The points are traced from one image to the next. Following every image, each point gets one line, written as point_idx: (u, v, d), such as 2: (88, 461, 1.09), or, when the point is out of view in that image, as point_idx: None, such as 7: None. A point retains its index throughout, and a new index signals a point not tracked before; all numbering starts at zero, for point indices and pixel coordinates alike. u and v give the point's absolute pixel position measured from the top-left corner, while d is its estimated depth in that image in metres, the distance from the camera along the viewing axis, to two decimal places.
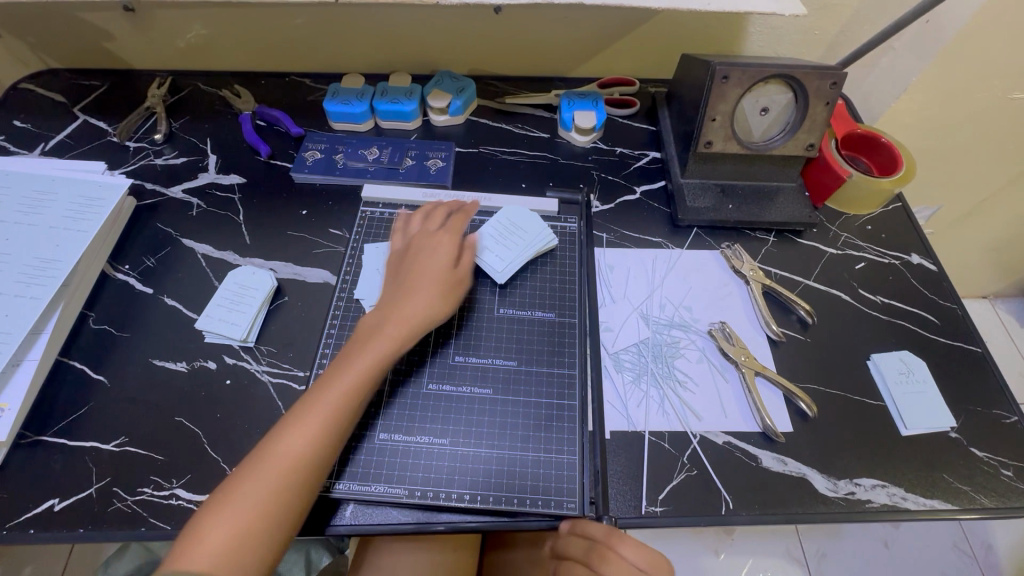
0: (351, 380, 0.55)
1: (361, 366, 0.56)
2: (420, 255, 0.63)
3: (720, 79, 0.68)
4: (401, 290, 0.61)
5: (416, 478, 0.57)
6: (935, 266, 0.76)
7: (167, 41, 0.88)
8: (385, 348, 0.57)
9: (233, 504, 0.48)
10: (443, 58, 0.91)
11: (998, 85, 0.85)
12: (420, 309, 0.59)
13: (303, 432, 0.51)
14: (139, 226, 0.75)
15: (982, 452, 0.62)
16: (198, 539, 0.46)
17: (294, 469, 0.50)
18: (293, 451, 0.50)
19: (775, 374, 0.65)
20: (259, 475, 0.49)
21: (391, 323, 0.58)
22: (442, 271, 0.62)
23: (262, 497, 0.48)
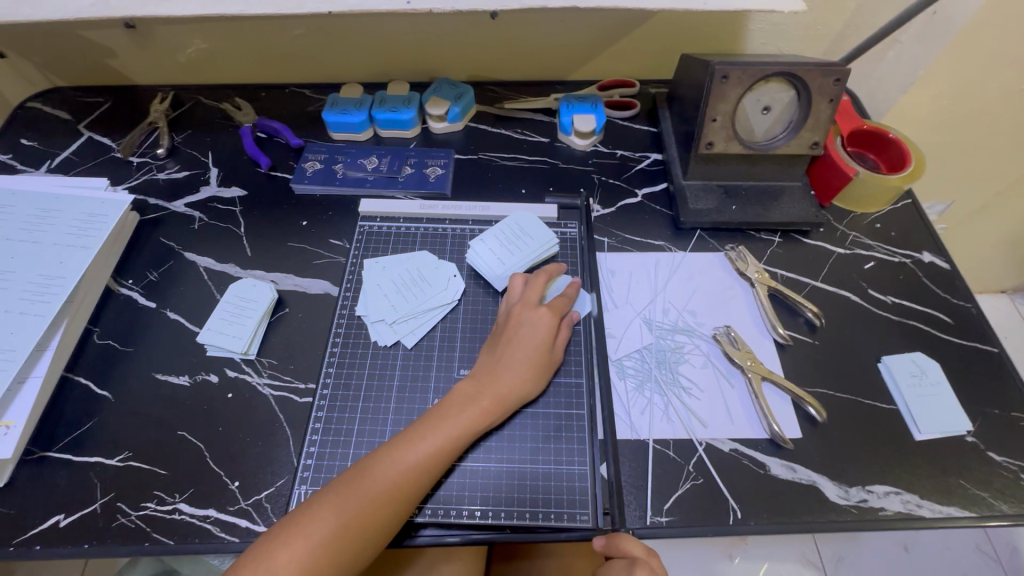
0: (439, 437, 0.54)
1: (451, 429, 0.55)
2: (524, 329, 0.61)
3: (720, 79, 0.67)
4: (498, 367, 0.59)
5: (438, 497, 0.56)
6: (948, 264, 0.74)
7: (168, 57, 0.89)
8: (479, 423, 0.56)
9: (307, 536, 0.48)
10: (440, 65, 0.91)
11: (1009, 75, 0.83)
12: (520, 393, 0.58)
13: (389, 474, 0.51)
14: (142, 240, 0.76)
15: (1001, 456, 0.60)
16: (268, 560, 0.46)
17: (372, 508, 0.50)
18: (370, 494, 0.50)
19: (782, 378, 0.64)
20: (336, 512, 0.49)
21: (487, 399, 0.57)
22: (544, 353, 0.60)
23: (335, 537, 0.48)
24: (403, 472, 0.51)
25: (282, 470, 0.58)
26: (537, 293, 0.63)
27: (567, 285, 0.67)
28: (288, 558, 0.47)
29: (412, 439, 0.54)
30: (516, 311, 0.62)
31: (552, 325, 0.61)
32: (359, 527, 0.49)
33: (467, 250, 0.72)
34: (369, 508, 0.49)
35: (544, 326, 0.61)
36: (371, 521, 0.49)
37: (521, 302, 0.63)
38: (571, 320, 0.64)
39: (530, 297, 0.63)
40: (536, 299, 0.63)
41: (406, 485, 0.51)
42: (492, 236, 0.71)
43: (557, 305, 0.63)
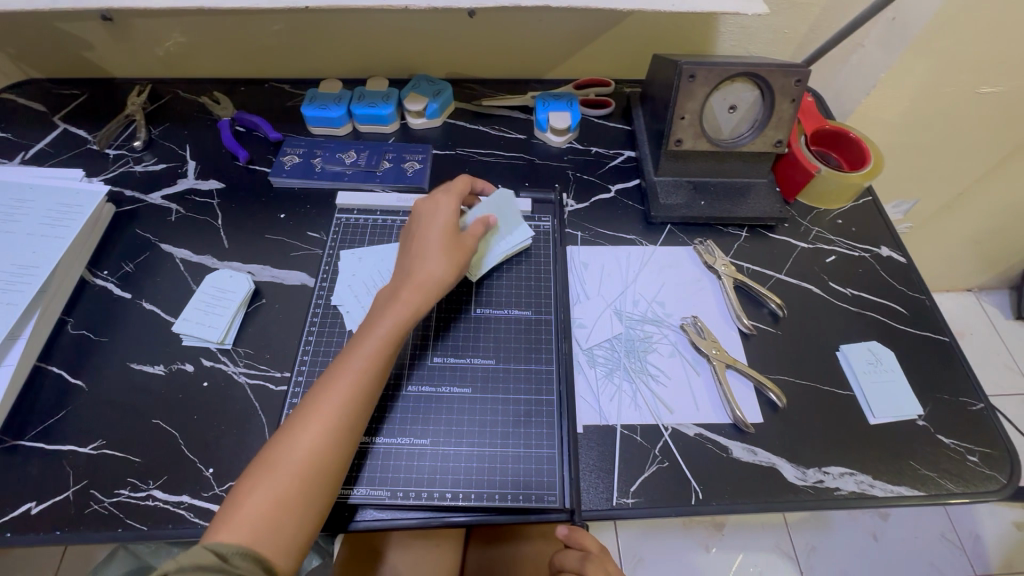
0: (373, 345, 0.56)
1: (382, 334, 0.57)
2: (435, 217, 0.66)
3: (687, 78, 0.69)
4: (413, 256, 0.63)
5: (373, 475, 0.57)
6: (904, 258, 0.77)
7: (146, 50, 0.89)
8: (406, 316, 0.59)
9: (274, 468, 0.49)
10: (420, 62, 0.93)
11: (964, 79, 0.87)
12: (436, 276, 0.61)
13: (336, 398, 0.53)
14: (118, 232, 0.76)
15: (949, 439, 0.63)
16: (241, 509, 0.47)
17: (327, 433, 0.51)
18: (321, 418, 0.52)
19: (746, 366, 0.66)
20: (295, 440, 0.51)
21: (405, 291, 0.60)
22: (449, 238, 0.64)
23: (300, 463, 0.50)
24: (344, 391, 0.53)
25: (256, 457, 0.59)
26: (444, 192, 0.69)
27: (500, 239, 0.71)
28: (258, 494, 0.48)
29: (348, 356, 0.56)
30: (420, 210, 0.68)
31: (450, 216, 0.66)
32: (317, 451, 0.51)
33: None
34: (322, 432, 0.51)
35: (446, 216, 0.66)
36: (324, 441, 0.51)
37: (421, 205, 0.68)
38: (484, 220, 0.68)
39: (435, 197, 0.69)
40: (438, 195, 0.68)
41: (350, 401, 0.53)
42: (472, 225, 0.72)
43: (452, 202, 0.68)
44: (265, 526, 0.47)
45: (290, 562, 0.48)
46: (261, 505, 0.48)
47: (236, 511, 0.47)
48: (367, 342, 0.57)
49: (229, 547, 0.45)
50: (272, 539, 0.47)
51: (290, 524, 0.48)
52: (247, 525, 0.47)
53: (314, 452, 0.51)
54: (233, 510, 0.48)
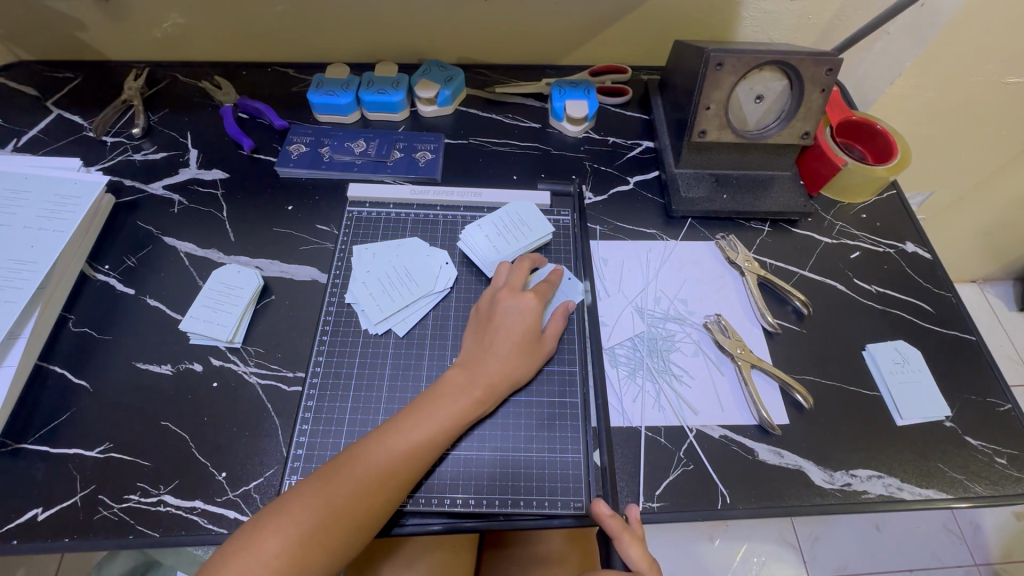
0: (428, 428, 0.53)
1: (442, 416, 0.54)
2: (522, 319, 0.60)
3: (715, 66, 0.66)
4: (491, 347, 0.59)
5: (426, 487, 0.55)
6: (930, 254, 0.75)
7: (143, 31, 0.85)
8: (470, 410, 0.55)
9: (297, 524, 0.46)
10: (430, 46, 0.89)
11: (991, 68, 0.85)
12: (508, 379, 0.58)
13: (406, 442, 0.52)
14: (119, 224, 0.73)
15: (977, 441, 0.62)
16: (283, 518, 0.46)
17: (359, 503, 0.48)
18: (363, 479, 0.49)
19: (771, 366, 0.65)
20: (327, 501, 0.47)
21: (475, 384, 0.56)
22: (530, 339, 0.60)
23: (325, 530, 0.47)
24: (389, 471, 0.50)
25: (270, 461, 0.57)
26: (522, 278, 0.63)
27: (550, 272, 0.67)
28: (276, 546, 0.45)
29: (405, 427, 0.53)
30: (501, 298, 0.61)
31: (537, 317, 0.61)
32: (344, 518, 0.48)
33: (460, 236, 0.71)
34: (358, 496, 0.49)
35: (530, 315, 0.60)
36: (356, 512, 0.48)
37: (504, 294, 0.61)
38: (564, 308, 0.64)
39: (514, 283, 0.63)
40: (520, 284, 0.63)
41: (392, 477, 0.50)
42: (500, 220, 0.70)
43: (542, 294, 0.63)
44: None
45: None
46: (275, 561, 0.44)
47: (250, 560, 0.44)
48: (426, 428, 0.53)
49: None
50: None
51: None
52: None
53: (343, 521, 0.47)
54: (247, 555, 0.44)
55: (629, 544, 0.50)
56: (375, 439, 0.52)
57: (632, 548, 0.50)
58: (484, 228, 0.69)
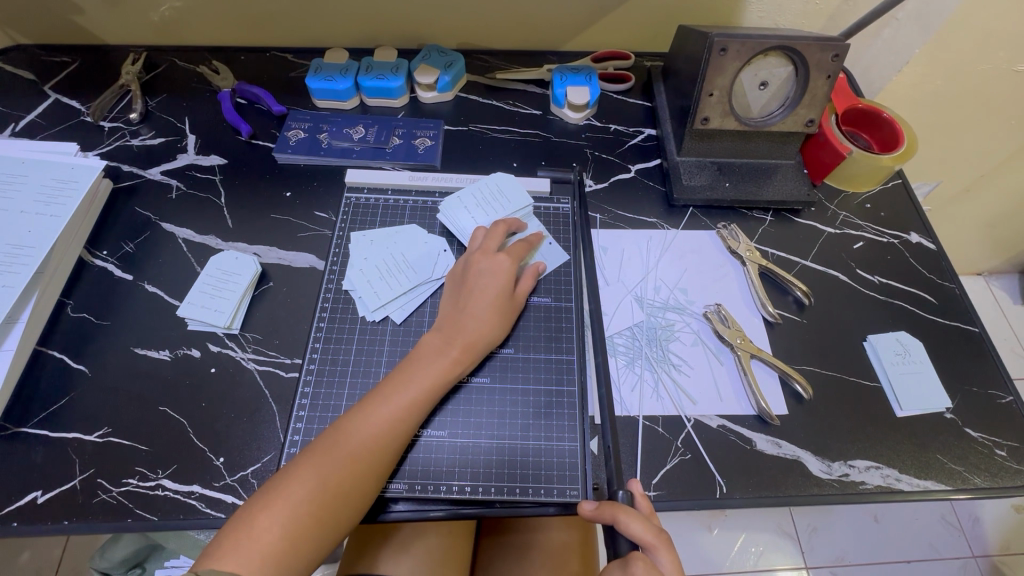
0: (408, 394, 0.53)
1: (423, 382, 0.54)
2: (496, 279, 0.60)
3: (718, 52, 0.65)
4: (467, 307, 0.59)
5: (410, 472, 0.55)
6: (935, 245, 0.74)
7: (140, 15, 0.84)
8: (449, 372, 0.56)
9: (291, 500, 0.46)
10: (430, 31, 0.88)
11: (1001, 56, 0.83)
12: (484, 339, 0.58)
13: (392, 409, 0.52)
14: (116, 210, 0.72)
15: (977, 432, 0.61)
16: (278, 496, 0.46)
17: (350, 473, 0.49)
18: (354, 451, 0.49)
19: (770, 356, 0.64)
20: (317, 474, 0.48)
21: (451, 346, 0.57)
22: (503, 299, 0.60)
23: (318, 503, 0.47)
24: (375, 438, 0.51)
25: (268, 447, 0.57)
26: (497, 241, 0.63)
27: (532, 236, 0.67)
28: (271, 523, 0.45)
29: (387, 396, 0.53)
30: (475, 260, 0.61)
31: (510, 277, 0.61)
32: (336, 490, 0.48)
33: (439, 210, 0.71)
34: (350, 467, 0.49)
35: (503, 275, 0.60)
36: (347, 482, 0.48)
37: (478, 258, 0.62)
38: (535, 270, 0.64)
39: (489, 246, 0.63)
40: (494, 247, 0.63)
41: (379, 445, 0.51)
42: (483, 198, 0.70)
43: (515, 256, 0.63)
44: (271, 566, 0.44)
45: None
46: (272, 538, 0.44)
47: (244, 541, 0.44)
48: (408, 394, 0.54)
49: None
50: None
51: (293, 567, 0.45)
52: (255, 560, 0.43)
53: (335, 492, 0.48)
54: (242, 536, 0.44)
55: (629, 520, 0.48)
56: (357, 411, 0.52)
57: (633, 523, 0.48)
58: (465, 206, 0.69)
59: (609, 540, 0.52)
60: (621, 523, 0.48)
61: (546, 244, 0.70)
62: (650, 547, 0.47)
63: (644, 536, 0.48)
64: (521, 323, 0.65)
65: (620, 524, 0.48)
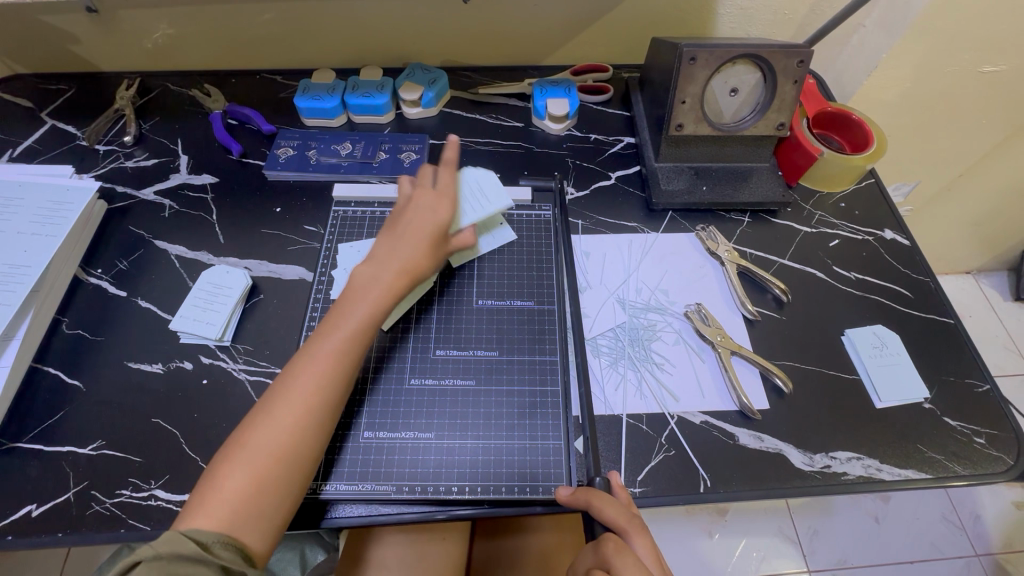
0: (348, 331, 0.55)
1: (353, 321, 0.56)
2: (393, 239, 0.62)
3: (688, 61, 0.68)
4: (402, 230, 0.63)
5: (339, 470, 0.56)
6: (908, 240, 0.76)
7: (134, 43, 0.87)
8: (386, 297, 0.58)
9: (248, 453, 0.48)
10: (414, 51, 0.91)
11: (966, 57, 0.86)
12: (421, 270, 0.61)
13: (326, 352, 0.54)
14: (110, 229, 0.74)
15: (956, 421, 0.63)
16: (242, 448, 0.49)
17: (311, 403, 0.51)
18: (302, 399, 0.51)
19: (751, 353, 0.66)
20: (271, 425, 0.50)
21: (391, 272, 0.59)
22: (438, 235, 0.64)
23: (277, 448, 0.49)
24: (330, 359, 0.53)
25: None
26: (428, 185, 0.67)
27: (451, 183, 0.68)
28: (238, 477, 0.47)
29: (319, 345, 0.54)
30: (409, 201, 0.66)
31: (439, 215, 0.64)
32: (289, 437, 0.50)
33: None
34: (300, 416, 0.51)
35: (432, 213, 0.64)
36: (297, 425, 0.50)
37: (422, 194, 0.66)
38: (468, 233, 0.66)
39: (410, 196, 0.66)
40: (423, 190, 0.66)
41: (323, 388, 0.52)
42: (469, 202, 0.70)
43: (439, 201, 0.66)
44: (242, 513, 0.46)
45: (265, 547, 0.47)
46: (238, 490, 0.47)
47: (214, 494, 0.47)
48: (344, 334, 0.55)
49: (208, 534, 0.44)
50: (252, 529, 0.47)
51: (264, 517, 0.47)
52: (225, 510, 0.46)
53: (290, 437, 0.50)
54: (210, 493, 0.47)
55: (601, 503, 0.50)
56: (300, 362, 0.54)
57: (604, 507, 0.50)
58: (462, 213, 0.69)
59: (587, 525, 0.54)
60: (594, 508, 0.50)
61: (546, 255, 0.73)
62: (622, 531, 0.49)
63: (616, 520, 0.49)
64: (519, 330, 0.66)
65: (593, 508, 0.50)
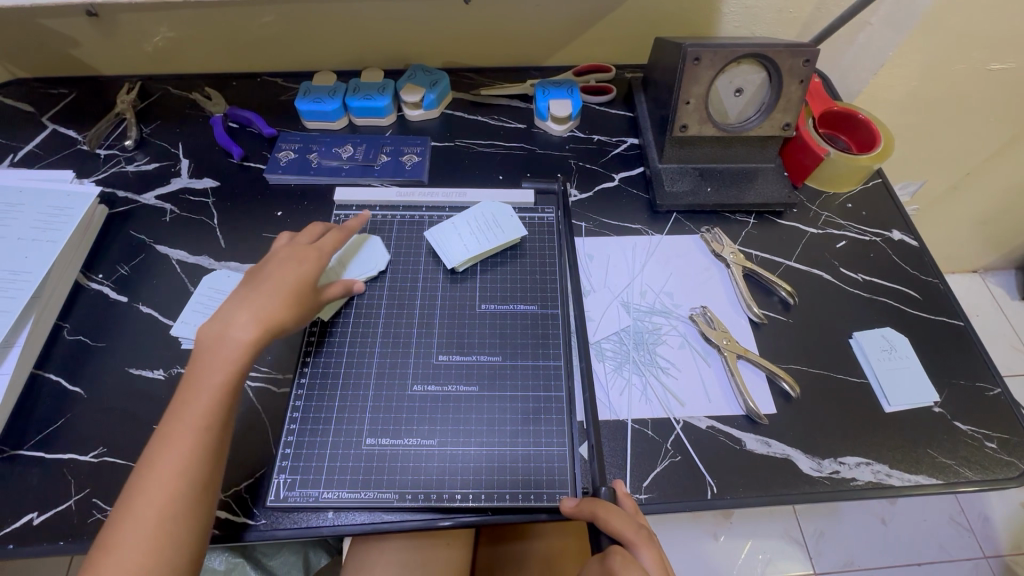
0: (206, 396, 0.49)
1: (212, 385, 0.50)
2: (246, 292, 0.56)
3: (692, 61, 0.67)
4: (260, 284, 0.57)
5: (288, 478, 0.56)
6: (916, 241, 0.75)
7: (134, 46, 0.87)
8: (245, 352, 0.52)
9: (118, 553, 0.43)
10: (415, 52, 0.90)
11: (974, 55, 0.85)
12: (285, 319, 0.55)
13: (186, 422, 0.48)
14: (111, 234, 0.74)
15: (967, 426, 0.62)
16: (111, 548, 0.44)
17: (178, 483, 0.46)
18: (169, 480, 0.46)
19: (758, 356, 0.65)
20: (133, 518, 0.44)
21: (246, 323, 0.53)
22: (300, 287, 0.58)
23: (166, 494, 0.45)
24: (192, 427, 0.48)
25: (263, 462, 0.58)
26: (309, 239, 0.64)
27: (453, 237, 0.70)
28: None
29: (178, 415, 0.49)
30: (272, 256, 0.60)
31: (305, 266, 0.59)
32: (161, 521, 0.45)
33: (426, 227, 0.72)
34: (167, 498, 0.45)
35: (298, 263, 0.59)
36: (166, 510, 0.45)
37: (288, 248, 0.61)
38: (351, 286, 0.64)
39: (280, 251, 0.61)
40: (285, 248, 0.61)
41: (188, 461, 0.47)
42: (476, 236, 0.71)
43: (316, 254, 0.61)
44: None
45: None
46: None
47: None
48: (219, 363, 0.51)
49: None
50: None
51: (172, 561, 0.44)
52: None
53: (180, 476, 0.46)
54: None
55: (607, 513, 0.49)
56: (178, 399, 0.50)
57: (611, 518, 0.49)
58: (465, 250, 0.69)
59: (593, 537, 0.53)
60: (600, 519, 0.49)
61: (548, 259, 0.72)
62: (629, 543, 0.48)
63: (624, 531, 0.48)
64: (523, 335, 0.66)
65: (599, 519, 0.50)
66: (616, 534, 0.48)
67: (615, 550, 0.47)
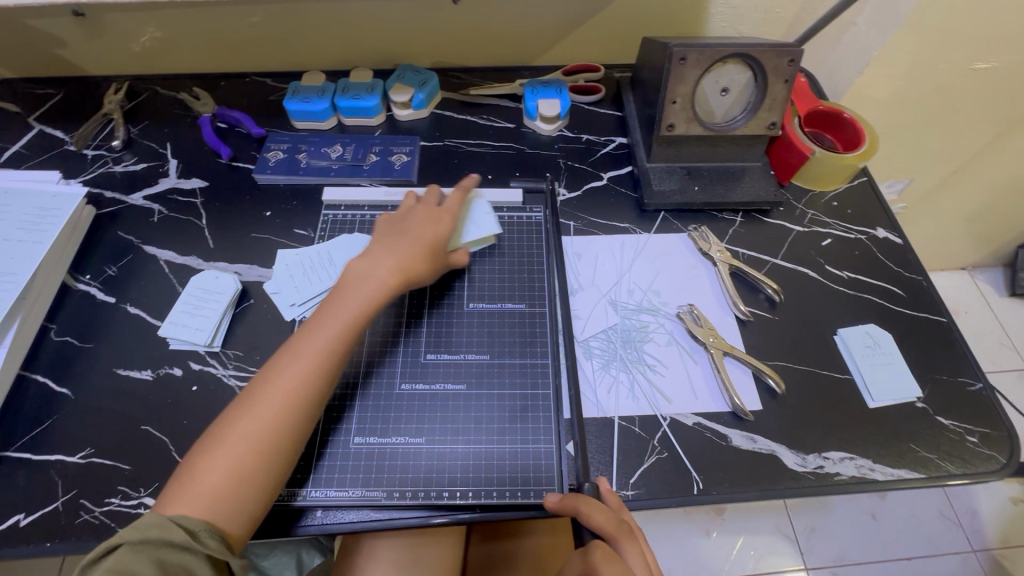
0: (336, 326, 0.55)
1: (347, 313, 0.56)
2: (394, 239, 0.63)
3: (678, 61, 0.68)
4: (409, 234, 0.63)
5: None
6: (901, 239, 0.76)
7: (122, 46, 0.86)
8: (377, 291, 0.58)
9: (229, 445, 0.49)
10: (405, 52, 0.90)
11: (958, 55, 0.86)
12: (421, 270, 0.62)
13: (314, 343, 0.54)
14: (99, 234, 0.74)
15: (949, 420, 0.62)
16: (224, 439, 0.49)
17: (292, 399, 0.51)
18: (286, 391, 0.51)
19: (744, 353, 0.65)
20: (253, 417, 0.50)
21: (384, 271, 0.60)
22: (438, 244, 0.64)
23: (285, 404, 0.51)
24: (316, 353, 0.53)
25: None
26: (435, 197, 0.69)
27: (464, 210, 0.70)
28: (215, 470, 0.48)
29: (310, 334, 0.55)
30: (412, 209, 0.67)
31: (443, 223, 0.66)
32: (273, 425, 0.50)
33: None
34: (282, 407, 0.51)
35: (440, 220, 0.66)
36: (280, 418, 0.50)
37: (426, 207, 0.67)
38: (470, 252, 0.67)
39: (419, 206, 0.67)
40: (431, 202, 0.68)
41: (309, 378, 0.52)
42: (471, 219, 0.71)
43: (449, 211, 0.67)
44: (222, 500, 0.47)
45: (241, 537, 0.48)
46: (217, 482, 0.47)
47: (191, 487, 0.47)
48: (354, 297, 0.57)
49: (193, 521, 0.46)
50: (232, 514, 0.47)
51: (268, 463, 0.49)
52: (205, 500, 0.47)
53: (302, 388, 0.52)
54: (188, 483, 0.48)
55: (589, 509, 0.50)
56: (311, 322, 0.56)
57: (594, 514, 0.50)
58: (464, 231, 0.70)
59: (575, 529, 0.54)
60: (582, 515, 0.50)
61: (537, 258, 0.72)
62: (610, 536, 0.49)
63: (605, 526, 0.49)
64: (510, 334, 0.66)
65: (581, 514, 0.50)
66: (597, 528, 0.49)
67: (597, 546, 0.48)
